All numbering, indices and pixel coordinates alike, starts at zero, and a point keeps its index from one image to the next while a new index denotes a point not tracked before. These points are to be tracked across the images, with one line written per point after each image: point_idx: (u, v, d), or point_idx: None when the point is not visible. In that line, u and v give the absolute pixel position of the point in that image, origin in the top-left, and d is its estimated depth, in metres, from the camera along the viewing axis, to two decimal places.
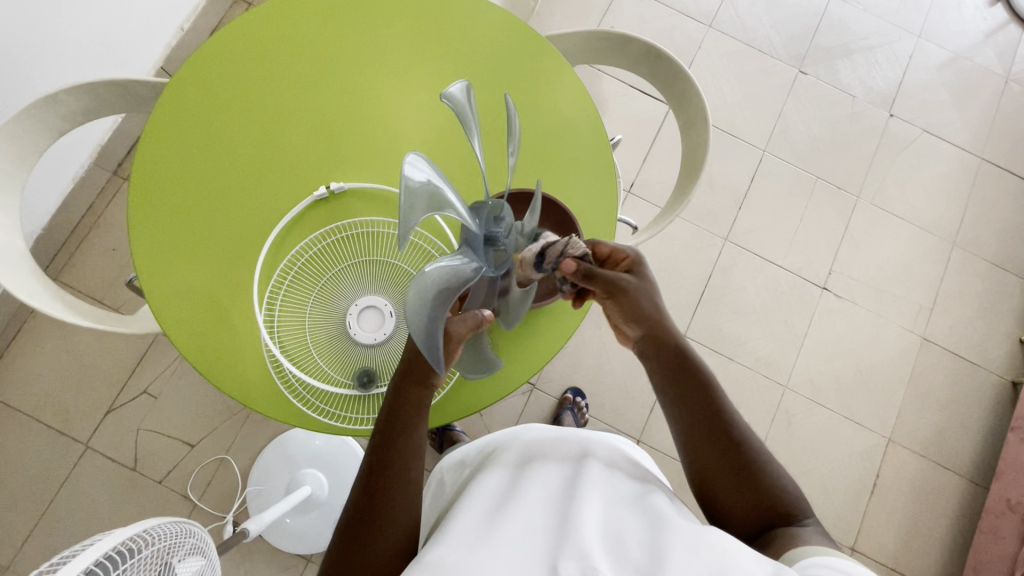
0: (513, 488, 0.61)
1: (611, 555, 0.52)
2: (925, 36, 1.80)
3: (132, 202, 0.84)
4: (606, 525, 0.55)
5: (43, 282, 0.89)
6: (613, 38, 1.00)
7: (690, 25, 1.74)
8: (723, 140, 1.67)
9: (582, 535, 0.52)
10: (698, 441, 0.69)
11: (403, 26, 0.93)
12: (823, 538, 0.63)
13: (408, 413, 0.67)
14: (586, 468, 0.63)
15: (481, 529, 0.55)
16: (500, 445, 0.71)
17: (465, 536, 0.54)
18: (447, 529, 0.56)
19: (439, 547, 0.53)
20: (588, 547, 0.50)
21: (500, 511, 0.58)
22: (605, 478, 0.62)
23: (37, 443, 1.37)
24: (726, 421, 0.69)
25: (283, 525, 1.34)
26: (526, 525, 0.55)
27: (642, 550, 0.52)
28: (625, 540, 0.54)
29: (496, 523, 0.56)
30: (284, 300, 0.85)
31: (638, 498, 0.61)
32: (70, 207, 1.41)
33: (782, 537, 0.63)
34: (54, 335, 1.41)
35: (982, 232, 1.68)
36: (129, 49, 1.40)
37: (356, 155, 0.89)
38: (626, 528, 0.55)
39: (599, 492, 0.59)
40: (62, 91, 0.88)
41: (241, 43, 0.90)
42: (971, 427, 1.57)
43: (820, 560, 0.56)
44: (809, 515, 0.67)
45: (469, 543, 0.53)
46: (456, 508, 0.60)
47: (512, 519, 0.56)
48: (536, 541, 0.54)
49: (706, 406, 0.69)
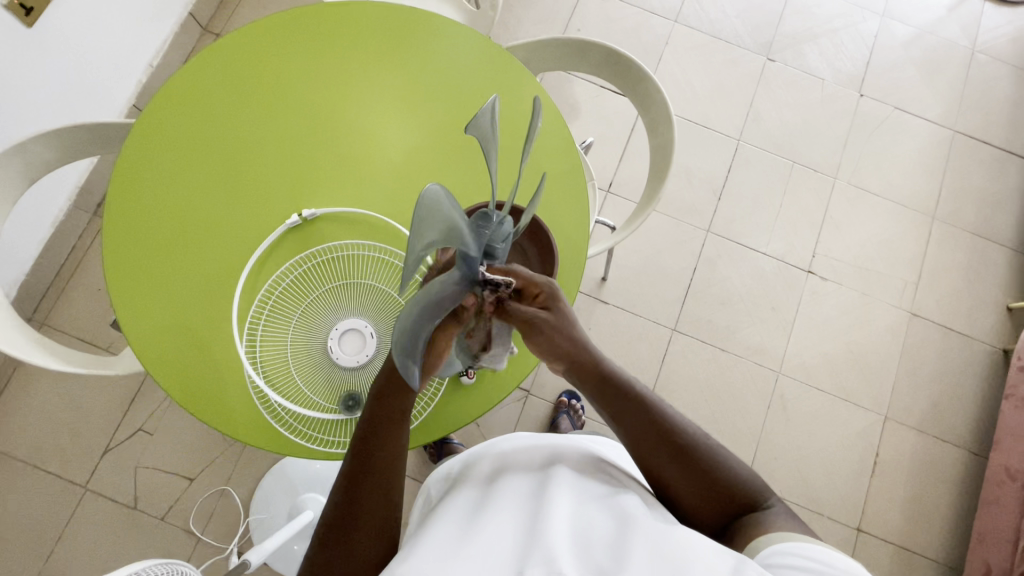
0: (486, 497, 0.60)
1: (578, 559, 0.52)
2: (889, 15, 1.82)
3: (107, 240, 0.84)
4: (576, 529, 0.55)
5: (23, 330, 0.89)
6: (571, 45, 1.01)
7: (656, 23, 1.75)
8: (698, 133, 1.68)
9: (550, 540, 0.52)
10: (647, 452, 0.67)
11: (364, 48, 0.94)
12: (787, 518, 0.64)
13: (387, 422, 0.67)
14: (558, 474, 0.62)
15: (450, 539, 0.54)
16: (477, 456, 0.70)
17: (431, 544, 0.53)
18: (417, 540, 0.56)
19: (406, 558, 0.52)
20: (554, 551, 0.50)
21: (470, 520, 0.57)
22: (577, 481, 0.62)
23: (35, 489, 1.36)
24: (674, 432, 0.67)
25: (288, 551, 1.34)
26: (494, 532, 0.55)
27: (609, 554, 0.52)
28: (594, 544, 0.53)
29: (463, 533, 0.55)
30: (264, 330, 0.85)
31: (609, 501, 0.60)
32: (52, 251, 1.42)
33: (745, 526, 0.64)
34: (46, 379, 1.41)
35: (960, 204, 1.69)
36: (100, 89, 1.41)
37: (325, 180, 0.90)
38: (596, 533, 0.55)
39: (570, 497, 0.59)
40: (29, 140, 0.89)
41: (208, 74, 0.90)
42: (965, 397, 1.57)
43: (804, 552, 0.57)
44: (771, 496, 0.68)
45: (439, 550, 0.52)
46: (429, 520, 0.60)
47: (481, 528, 0.55)
48: (505, 548, 0.53)
49: (651, 421, 0.67)
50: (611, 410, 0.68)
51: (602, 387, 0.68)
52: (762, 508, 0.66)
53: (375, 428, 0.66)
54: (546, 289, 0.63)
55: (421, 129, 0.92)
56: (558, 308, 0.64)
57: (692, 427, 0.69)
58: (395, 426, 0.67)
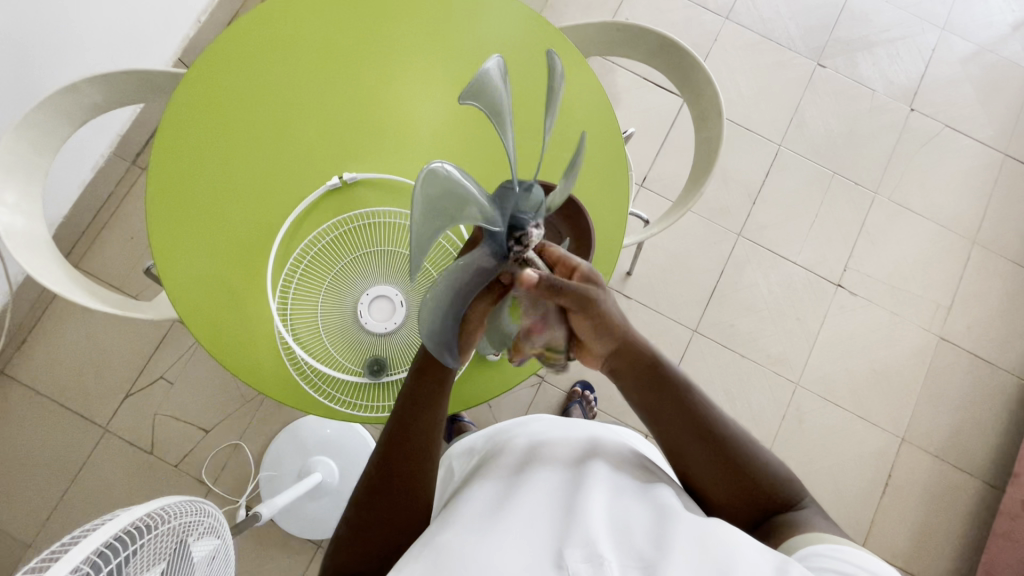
0: (520, 475, 0.62)
1: (617, 544, 0.53)
2: (950, 29, 1.75)
3: (153, 187, 0.86)
4: (613, 513, 0.56)
5: (63, 267, 0.91)
6: (627, 30, 1.00)
7: (706, 17, 1.71)
8: (738, 134, 1.65)
9: (589, 524, 0.53)
10: (677, 442, 0.68)
11: (417, 16, 0.93)
12: (822, 520, 0.65)
13: (428, 392, 0.67)
14: (593, 461, 0.64)
15: (489, 513, 0.56)
16: (508, 435, 0.72)
17: (471, 518, 0.56)
18: (456, 513, 0.58)
19: (447, 530, 0.55)
20: (593, 536, 0.52)
21: (507, 497, 0.59)
22: (612, 471, 0.63)
23: (58, 425, 1.40)
24: (716, 429, 0.68)
25: (295, 510, 1.37)
26: (532, 509, 0.56)
27: (648, 539, 0.53)
28: (631, 530, 0.54)
29: (501, 506, 0.57)
30: (297, 289, 0.86)
31: (644, 491, 0.61)
32: (91, 195, 1.44)
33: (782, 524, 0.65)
34: (76, 320, 1.45)
35: (1003, 230, 1.64)
36: (147, 39, 1.42)
37: (368, 145, 0.90)
38: (632, 518, 0.56)
39: (605, 482, 0.61)
40: (83, 81, 0.90)
41: (262, 30, 0.91)
42: (987, 427, 1.54)
43: (836, 556, 0.56)
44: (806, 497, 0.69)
45: (479, 526, 0.54)
46: (464, 494, 0.62)
47: (517, 504, 0.57)
48: (543, 526, 0.54)
49: (682, 410, 0.68)
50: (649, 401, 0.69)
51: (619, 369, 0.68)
52: (796, 509, 0.67)
53: (418, 397, 0.67)
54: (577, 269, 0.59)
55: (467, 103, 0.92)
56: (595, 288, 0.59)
57: (727, 418, 0.70)
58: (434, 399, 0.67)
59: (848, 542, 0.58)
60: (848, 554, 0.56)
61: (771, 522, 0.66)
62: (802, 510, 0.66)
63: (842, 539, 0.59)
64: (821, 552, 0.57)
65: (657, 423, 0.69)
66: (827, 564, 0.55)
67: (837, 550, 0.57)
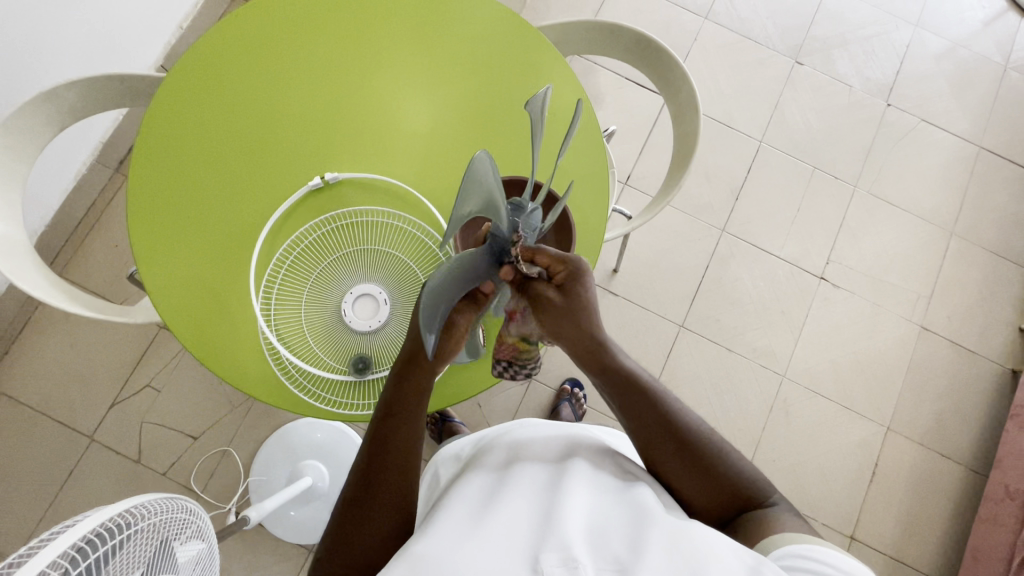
0: (500, 482, 0.62)
1: (593, 548, 0.53)
2: (923, 25, 1.79)
3: (135, 188, 0.86)
4: (592, 518, 0.57)
5: (44, 273, 0.90)
6: (603, 29, 1.01)
7: (686, 18, 1.74)
8: (720, 132, 1.67)
9: (567, 528, 0.53)
10: (650, 440, 0.69)
11: (396, 18, 0.94)
12: (791, 513, 0.66)
13: (410, 408, 0.69)
14: (575, 464, 0.64)
15: (469, 520, 0.56)
16: (489, 443, 0.72)
17: (449, 526, 0.56)
18: (435, 520, 0.58)
19: (424, 539, 0.54)
20: (569, 540, 0.52)
21: (485, 505, 0.59)
22: (593, 474, 0.64)
23: (43, 436, 1.39)
24: (679, 424, 0.69)
25: (285, 516, 1.36)
26: (509, 517, 0.56)
27: (626, 543, 0.54)
28: (609, 534, 0.55)
29: (479, 514, 0.57)
30: (280, 290, 0.86)
31: (624, 494, 0.62)
32: (72, 204, 1.43)
33: (753, 520, 0.66)
34: (59, 330, 1.44)
35: (981, 221, 1.68)
36: (128, 46, 1.42)
37: (349, 146, 0.90)
38: (611, 523, 0.56)
39: (585, 485, 0.61)
40: (62, 87, 0.90)
41: (244, 33, 0.91)
42: (970, 414, 1.57)
43: (805, 551, 0.57)
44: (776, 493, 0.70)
45: (458, 534, 0.54)
46: (443, 502, 0.62)
47: (495, 511, 0.57)
48: (521, 534, 0.54)
49: (652, 403, 0.70)
50: (620, 397, 0.71)
51: (604, 373, 0.72)
52: (769, 505, 0.68)
53: (399, 410, 0.69)
54: (568, 266, 0.67)
55: (449, 103, 0.92)
56: (579, 284, 0.68)
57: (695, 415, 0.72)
58: (411, 416, 0.69)
59: (807, 538, 0.60)
60: (803, 549, 0.58)
61: (743, 519, 0.67)
62: (772, 506, 0.67)
63: (803, 537, 0.60)
64: (781, 561, 0.58)
65: (637, 423, 0.70)
66: (802, 564, 0.56)
67: (802, 551, 0.57)
